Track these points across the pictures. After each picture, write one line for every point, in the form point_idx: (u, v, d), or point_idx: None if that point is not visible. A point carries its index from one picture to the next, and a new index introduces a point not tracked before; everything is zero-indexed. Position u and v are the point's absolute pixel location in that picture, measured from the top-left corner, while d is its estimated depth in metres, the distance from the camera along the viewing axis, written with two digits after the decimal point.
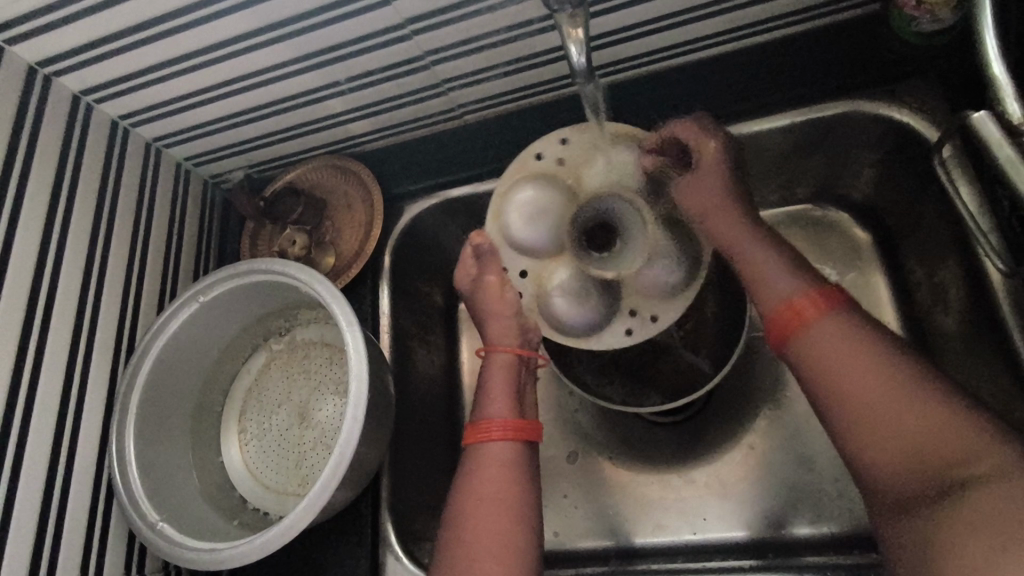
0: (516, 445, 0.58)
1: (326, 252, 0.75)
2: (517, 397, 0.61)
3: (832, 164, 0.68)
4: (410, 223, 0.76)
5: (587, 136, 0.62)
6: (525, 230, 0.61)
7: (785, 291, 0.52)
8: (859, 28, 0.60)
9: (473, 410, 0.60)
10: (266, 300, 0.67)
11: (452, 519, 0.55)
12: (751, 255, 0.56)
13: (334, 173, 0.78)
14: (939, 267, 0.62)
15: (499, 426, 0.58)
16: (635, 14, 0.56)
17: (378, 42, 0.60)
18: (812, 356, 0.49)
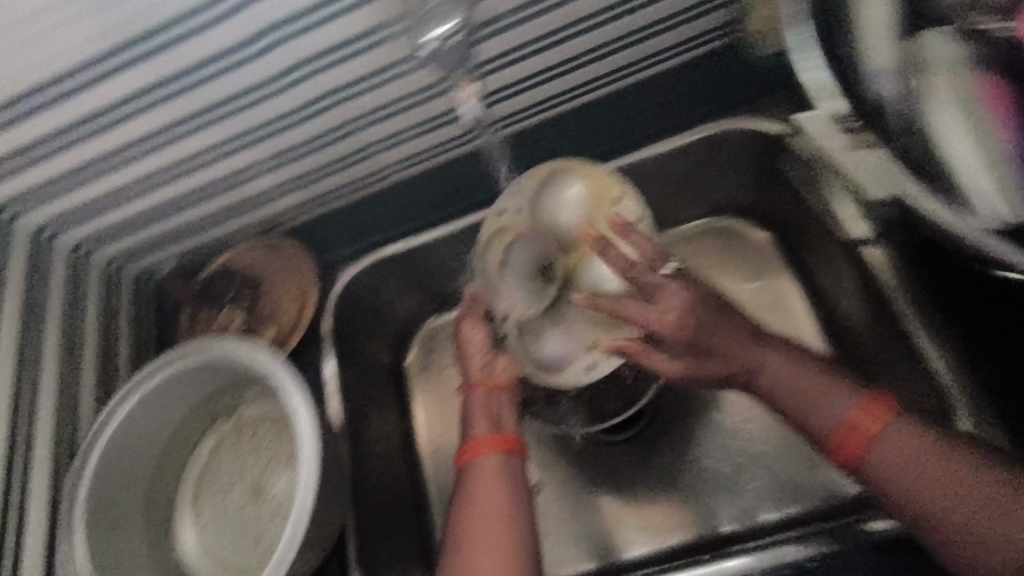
0: (505, 459, 0.58)
1: (267, 326, 0.76)
2: (503, 412, 0.61)
3: (725, 183, 0.74)
4: (347, 287, 0.78)
5: (536, 184, 0.67)
6: (500, 277, 0.68)
7: (836, 407, 0.51)
8: (718, 58, 0.68)
9: (461, 433, 0.61)
10: (211, 380, 0.68)
11: (451, 540, 0.55)
12: (785, 375, 0.54)
13: (265, 249, 0.79)
14: (837, 263, 0.66)
15: (485, 442, 0.58)
16: (520, 70, 0.63)
17: (292, 121, 0.64)
18: (891, 477, 0.48)
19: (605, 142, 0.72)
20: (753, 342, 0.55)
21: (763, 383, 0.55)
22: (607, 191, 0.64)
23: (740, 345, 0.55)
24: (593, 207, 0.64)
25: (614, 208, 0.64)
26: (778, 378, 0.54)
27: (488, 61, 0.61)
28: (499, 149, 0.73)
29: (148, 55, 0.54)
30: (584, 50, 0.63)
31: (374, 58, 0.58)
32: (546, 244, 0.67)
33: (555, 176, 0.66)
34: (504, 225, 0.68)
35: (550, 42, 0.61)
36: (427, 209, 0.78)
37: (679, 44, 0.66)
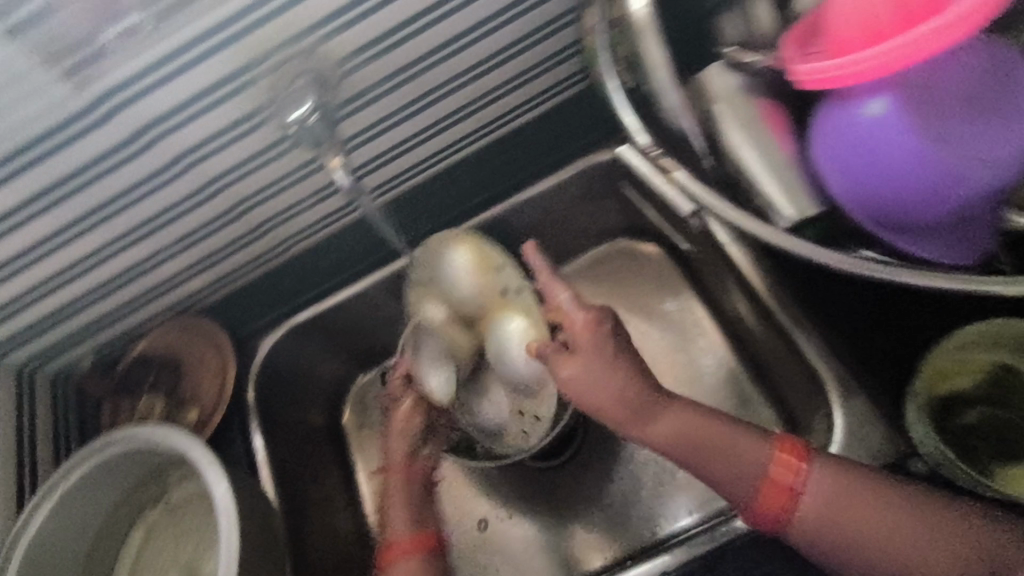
0: (416, 554, 0.57)
1: (189, 408, 0.78)
2: (414, 503, 0.61)
3: (602, 216, 0.80)
4: (268, 357, 0.79)
5: (431, 256, 0.68)
6: (423, 362, 0.67)
7: (758, 466, 0.51)
8: (575, 102, 0.75)
9: (381, 530, 0.61)
10: (133, 470, 0.68)
11: None
12: (692, 428, 0.53)
13: (182, 332, 0.81)
14: (722, 279, 0.70)
15: (397, 543, 0.58)
16: (395, 135, 0.69)
17: (186, 208, 0.67)
18: (819, 531, 0.49)
19: (481, 194, 0.80)
20: (656, 395, 0.54)
21: (673, 440, 0.53)
22: (491, 264, 0.67)
23: (644, 396, 0.53)
24: (481, 283, 0.67)
25: (498, 279, 0.67)
26: (682, 422, 0.53)
27: (354, 137, 0.66)
28: (391, 209, 0.77)
29: (25, 168, 0.57)
30: (450, 111, 0.69)
31: (255, 142, 0.63)
32: (456, 315, 0.68)
33: (444, 250, 0.68)
34: (415, 308, 0.69)
35: (411, 111, 0.67)
36: (336, 270, 0.82)
37: (540, 94, 0.72)
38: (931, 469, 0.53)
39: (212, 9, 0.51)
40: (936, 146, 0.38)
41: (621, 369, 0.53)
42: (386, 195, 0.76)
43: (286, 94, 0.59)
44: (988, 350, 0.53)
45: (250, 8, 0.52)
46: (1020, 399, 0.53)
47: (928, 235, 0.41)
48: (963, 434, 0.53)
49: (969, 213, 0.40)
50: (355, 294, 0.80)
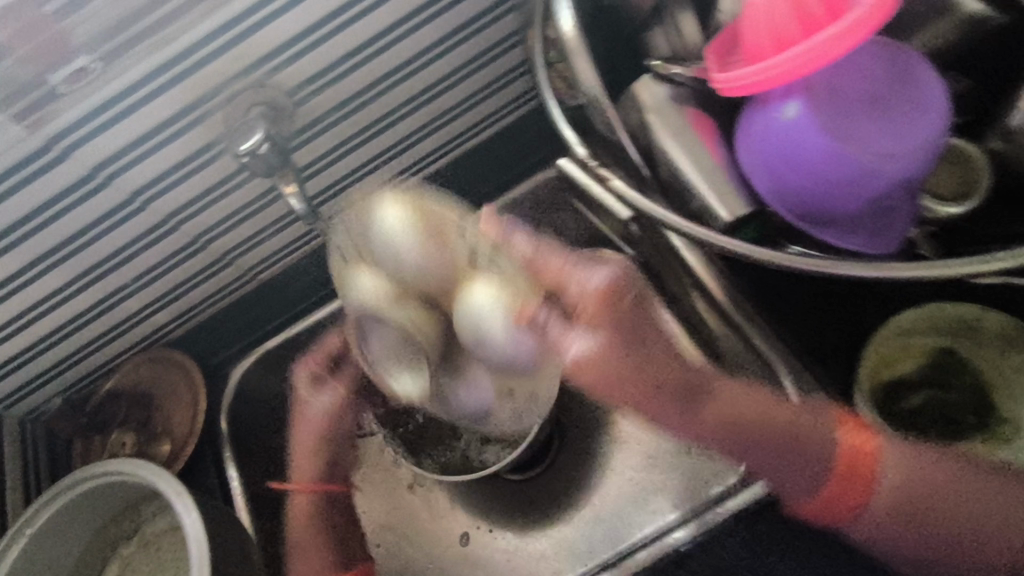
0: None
1: (161, 442, 0.78)
2: (327, 558, 0.69)
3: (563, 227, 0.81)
4: (239, 386, 0.80)
5: (360, 222, 0.56)
6: (374, 358, 0.58)
7: (834, 439, 0.51)
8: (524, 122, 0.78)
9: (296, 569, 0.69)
10: (107, 505, 0.68)
11: None
12: (744, 405, 0.54)
13: (150, 366, 0.81)
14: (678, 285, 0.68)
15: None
16: (350, 161, 0.71)
17: (149, 240, 0.68)
18: (894, 501, 0.50)
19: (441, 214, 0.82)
20: (679, 370, 0.56)
21: (729, 413, 0.54)
22: (433, 218, 0.54)
23: (676, 372, 0.55)
24: (427, 243, 0.53)
25: (450, 239, 0.54)
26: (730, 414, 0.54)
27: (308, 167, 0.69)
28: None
29: None
30: (402, 136, 0.73)
31: (214, 172, 0.64)
32: (404, 285, 0.54)
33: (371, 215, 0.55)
34: (346, 287, 0.56)
35: (362, 137, 0.70)
36: (303, 295, 0.83)
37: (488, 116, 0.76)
38: None
39: (159, 47, 0.53)
40: (844, 142, 0.41)
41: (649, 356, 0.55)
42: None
43: (239, 125, 0.59)
44: (929, 335, 0.55)
45: (198, 45, 0.54)
46: (965, 380, 0.55)
47: (854, 229, 0.44)
48: (910, 419, 0.55)
49: (888, 204, 0.42)
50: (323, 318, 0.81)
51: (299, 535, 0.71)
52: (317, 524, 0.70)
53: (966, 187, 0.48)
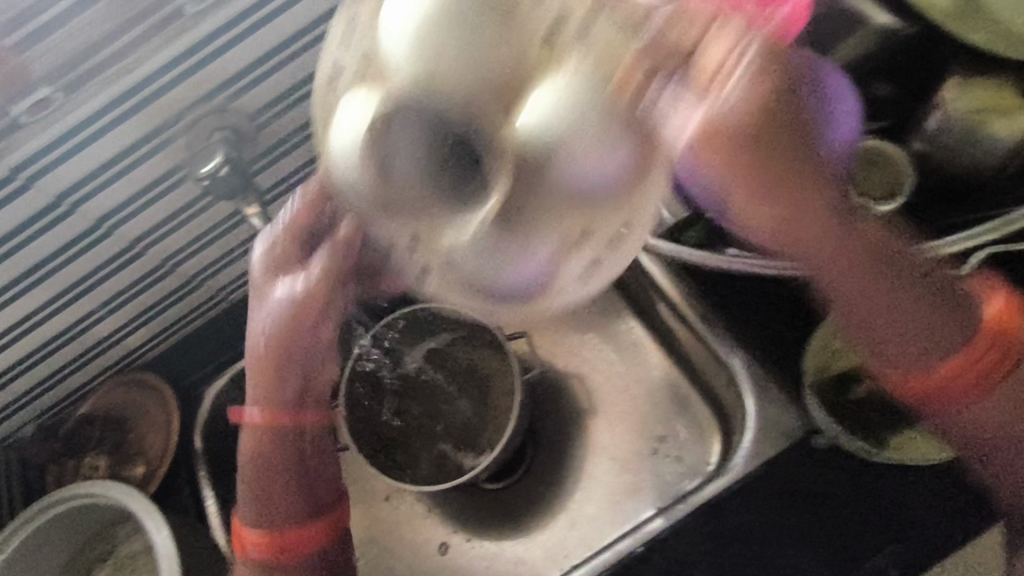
0: (289, 552, 0.56)
1: (136, 463, 0.79)
2: (294, 503, 0.56)
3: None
4: (215, 407, 0.80)
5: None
6: (383, 174, 0.37)
7: (947, 317, 0.44)
8: None
9: (247, 508, 0.57)
10: (82, 527, 0.68)
11: None
12: (873, 253, 0.43)
13: (125, 389, 0.81)
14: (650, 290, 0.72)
15: (262, 537, 0.56)
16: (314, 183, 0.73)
17: (118, 264, 0.69)
18: (1001, 397, 0.45)
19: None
20: (830, 220, 0.41)
21: (846, 286, 0.43)
22: None
23: (828, 213, 0.40)
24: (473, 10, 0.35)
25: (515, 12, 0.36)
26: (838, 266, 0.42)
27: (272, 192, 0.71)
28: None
29: None
30: None
31: (180, 197, 0.66)
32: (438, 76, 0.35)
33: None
34: (338, 162, 0.38)
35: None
36: None
37: None
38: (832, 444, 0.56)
39: (120, 77, 0.55)
40: None
41: (809, 211, 0.40)
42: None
43: (200, 149, 0.61)
44: None
45: (158, 74, 0.56)
46: None
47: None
48: (857, 409, 0.56)
49: None
50: None
51: (257, 480, 0.56)
52: (283, 462, 0.56)
53: (892, 186, 0.52)
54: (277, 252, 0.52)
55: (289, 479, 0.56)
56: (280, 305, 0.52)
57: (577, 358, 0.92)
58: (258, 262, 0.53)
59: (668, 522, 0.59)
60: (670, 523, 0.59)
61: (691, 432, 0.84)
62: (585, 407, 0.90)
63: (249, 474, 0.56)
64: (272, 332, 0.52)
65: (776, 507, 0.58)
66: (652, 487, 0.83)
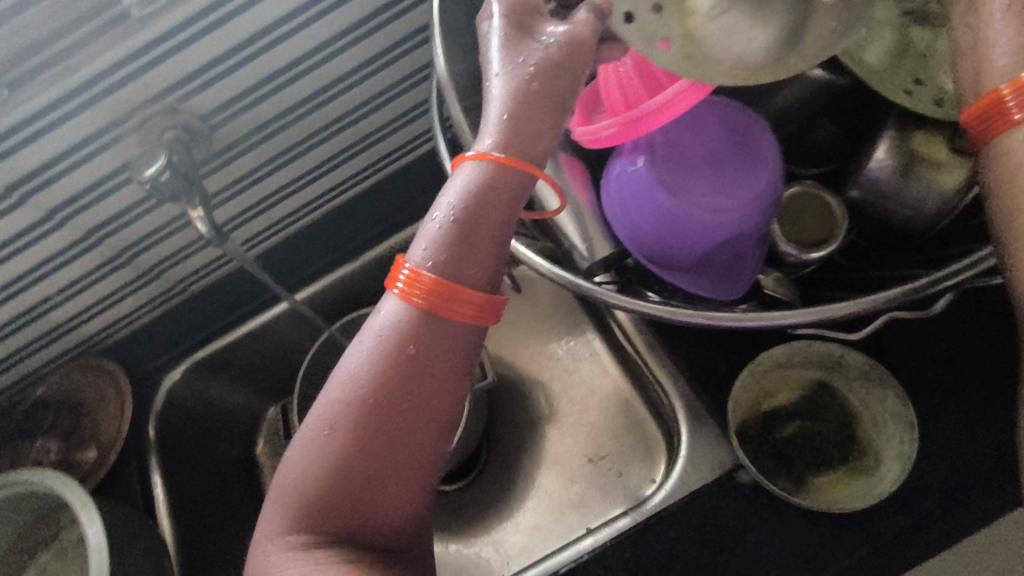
0: (454, 320, 0.39)
1: (86, 447, 0.80)
2: (485, 262, 0.39)
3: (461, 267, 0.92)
4: (166, 400, 0.82)
5: None
6: None
7: None
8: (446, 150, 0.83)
9: (448, 242, 0.39)
10: (21, 514, 0.69)
11: (380, 418, 0.38)
12: None
13: (81, 374, 0.83)
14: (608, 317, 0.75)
15: (440, 277, 0.39)
16: (264, 187, 0.73)
17: (71, 255, 0.69)
18: None
19: (367, 232, 0.84)
20: None
21: None
22: None
23: None
24: None
25: None
26: None
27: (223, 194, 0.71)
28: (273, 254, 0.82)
29: None
30: (317, 166, 0.75)
31: (130, 193, 0.66)
32: None
33: None
34: None
35: (275, 164, 0.72)
36: (233, 307, 0.85)
37: (403, 146, 0.81)
38: (753, 481, 0.57)
39: (65, 76, 0.54)
40: (677, 199, 0.45)
41: None
42: (264, 243, 0.81)
43: (149, 150, 0.61)
44: (800, 368, 0.57)
45: (106, 74, 0.55)
46: (833, 411, 0.57)
47: (698, 273, 0.49)
48: (781, 448, 0.57)
49: (738, 249, 0.47)
50: (255, 328, 0.85)
51: (467, 214, 0.39)
52: (503, 203, 0.40)
53: (827, 233, 0.50)
54: (516, 11, 0.42)
55: (503, 230, 0.40)
56: (544, 51, 0.40)
57: (531, 365, 0.94)
58: (502, 16, 0.42)
59: (590, 549, 0.60)
60: (591, 551, 0.60)
61: (638, 447, 0.85)
62: (538, 414, 0.91)
63: (458, 204, 0.39)
64: (523, 83, 0.40)
65: (695, 550, 0.57)
66: (597, 496, 0.84)
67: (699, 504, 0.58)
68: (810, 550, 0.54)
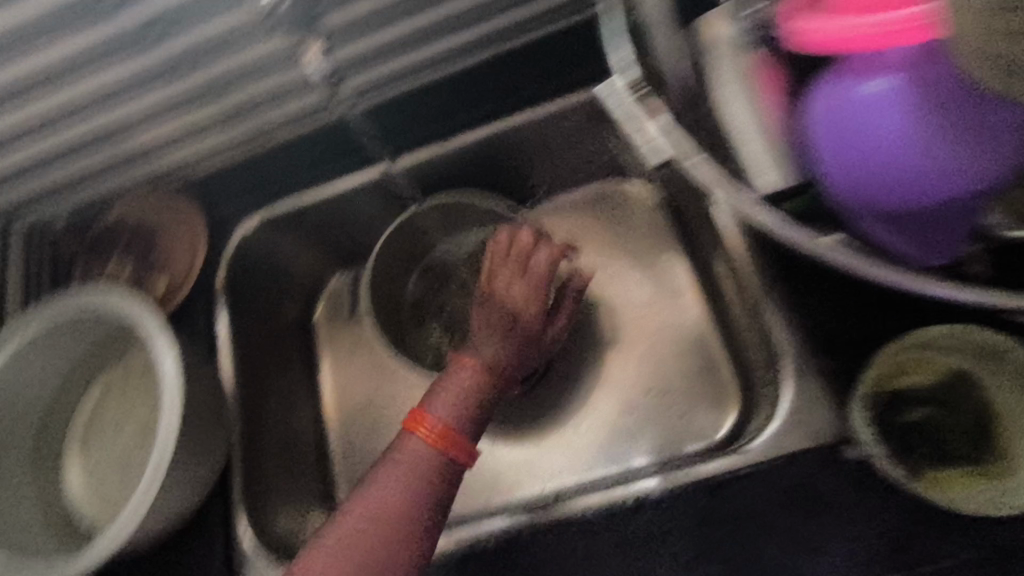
0: (444, 458, 0.57)
1: (158, 279, 0.78)
2: (466, 417, 0.58)
3: (558, 166, 0.84)
4: (239, 246, 0.79)
5: None
6: None
7: None
8: (581, 37, 0.73)
9: (440, 405, 0.58)
10: (95, 331, 0.69)
11: (383, 529, 0.53)
12: None
13: (157, 202, 0.81)
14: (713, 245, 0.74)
15: (443, 429, 0.57)
16: (379, 39, 0.68)
17: (173, 76, 0.68)
18: None
19: (475, 112, 0.77)
20: None
21: None
22: None
23: None
24: None
25: None
26: None
27: (332, 40, 0.67)
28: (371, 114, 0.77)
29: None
30: (437, 24, 0.68)
31: (235, 21, 0.63)
32: None
33: None
34: None
35: (395, 15, 0.66)
36: (319, 163, 0.80)
37: (537, 19, 0.71)
38: (861, 459, 0.53)
39: None
40: (917, 137, 0.40)
41: None
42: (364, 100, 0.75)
43: None
44: (947, 350, 0.53)
45: None
46: (969, 407, 0.52)
47: (898, 227, 0.43)
48: (905, 433, 0.53)
49: (943, 217, 0.42)
50: (337, 194, 0.79)
51: (458, 389, 0.59)
52: (481, 387, 0.59)
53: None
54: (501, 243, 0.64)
55: (478, 407, 0.59)
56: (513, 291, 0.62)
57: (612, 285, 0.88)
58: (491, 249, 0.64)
59: (666, 486, 0.58)
60: (667, 487, 0.57)
61: (709, 392, 0.80)
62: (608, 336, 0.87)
63: (449, 384, 0.59)
64: (501, 301, 0.61)
65: (778, 512, 0.54)
66: (654, 432, 0.81)
67: (798, 466, 0.55)
68: (908, 539, 0.51)
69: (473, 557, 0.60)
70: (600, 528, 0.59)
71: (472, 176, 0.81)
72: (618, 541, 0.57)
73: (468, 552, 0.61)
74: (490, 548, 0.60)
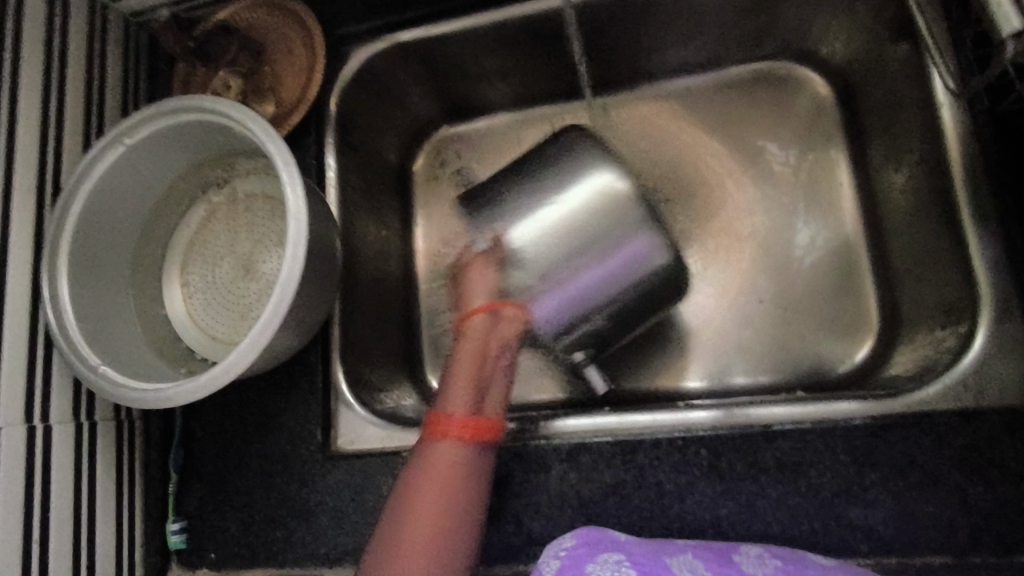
0: (464, 446, 0.52)
1: (265, 99, 0.70)
2: (472, 392, 0.54)
3: (727, 34, 0.71)
4: (358, 72, 0.71)
5: None
6: None
7: None
8: None
9: (437, 399, 0.55)
10: (204, 142, 0.63)
11: (415, 521, 0.49)
12: None
13: (271, 13, 0.72)
14: (906, 152, 0.63)
15: (465, 421, 0.52)
16: None
17: None
18: None
19: None
20: None
21: None
22: None
23: None
24: None
25: None
26: None
27: None
28: None
29: None
30: None
31: None
32: None
33: None
34: None
35: None
36: None
37: None
38: None
39: None
40: None
41: None
42: None
43: None
44: None
45: None
46: None
47: None
48: None
49: None
50: (476, 28, 0.69)
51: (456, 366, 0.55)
52: (482, 349, 0.56)
53: None
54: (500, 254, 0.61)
55: (488, 375, 0.55)
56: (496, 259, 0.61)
57: None
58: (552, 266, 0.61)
59: (812, 420, 0.53)
60: (813, 423, 0.53)
61: (842, 322, 0.68)
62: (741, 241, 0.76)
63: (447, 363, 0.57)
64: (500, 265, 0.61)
65: (945, 469, 0.50)
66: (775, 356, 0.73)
67: (972, 425, 0.51)
68: None
69: (587, 453, 0.56)
70: (734, 445, 0.54)
71: (633, 39, 0.71)
72: (752, 463, 0.53)
73: (580, 446, 0.56)
74: (608, 445, 0.56)
